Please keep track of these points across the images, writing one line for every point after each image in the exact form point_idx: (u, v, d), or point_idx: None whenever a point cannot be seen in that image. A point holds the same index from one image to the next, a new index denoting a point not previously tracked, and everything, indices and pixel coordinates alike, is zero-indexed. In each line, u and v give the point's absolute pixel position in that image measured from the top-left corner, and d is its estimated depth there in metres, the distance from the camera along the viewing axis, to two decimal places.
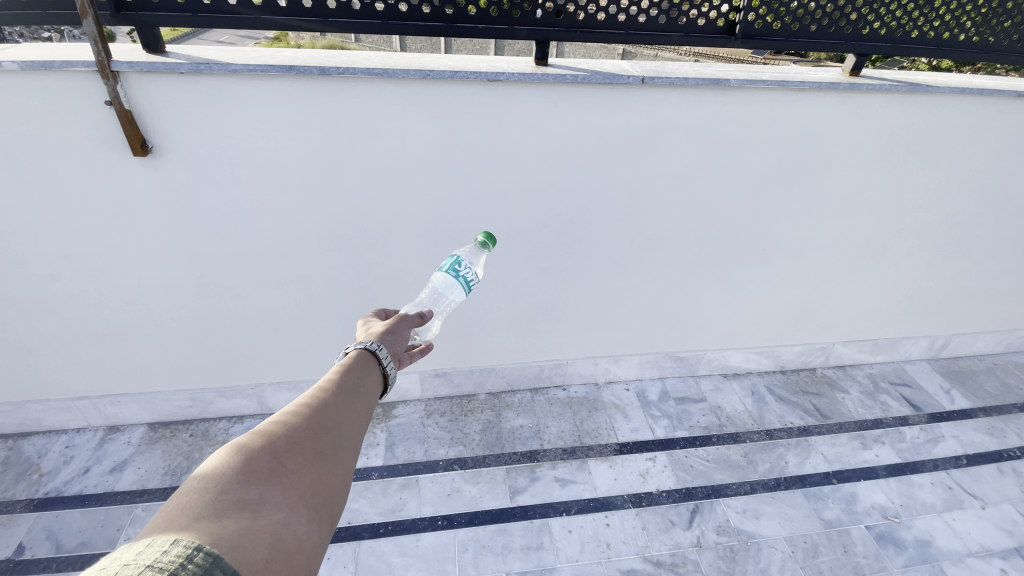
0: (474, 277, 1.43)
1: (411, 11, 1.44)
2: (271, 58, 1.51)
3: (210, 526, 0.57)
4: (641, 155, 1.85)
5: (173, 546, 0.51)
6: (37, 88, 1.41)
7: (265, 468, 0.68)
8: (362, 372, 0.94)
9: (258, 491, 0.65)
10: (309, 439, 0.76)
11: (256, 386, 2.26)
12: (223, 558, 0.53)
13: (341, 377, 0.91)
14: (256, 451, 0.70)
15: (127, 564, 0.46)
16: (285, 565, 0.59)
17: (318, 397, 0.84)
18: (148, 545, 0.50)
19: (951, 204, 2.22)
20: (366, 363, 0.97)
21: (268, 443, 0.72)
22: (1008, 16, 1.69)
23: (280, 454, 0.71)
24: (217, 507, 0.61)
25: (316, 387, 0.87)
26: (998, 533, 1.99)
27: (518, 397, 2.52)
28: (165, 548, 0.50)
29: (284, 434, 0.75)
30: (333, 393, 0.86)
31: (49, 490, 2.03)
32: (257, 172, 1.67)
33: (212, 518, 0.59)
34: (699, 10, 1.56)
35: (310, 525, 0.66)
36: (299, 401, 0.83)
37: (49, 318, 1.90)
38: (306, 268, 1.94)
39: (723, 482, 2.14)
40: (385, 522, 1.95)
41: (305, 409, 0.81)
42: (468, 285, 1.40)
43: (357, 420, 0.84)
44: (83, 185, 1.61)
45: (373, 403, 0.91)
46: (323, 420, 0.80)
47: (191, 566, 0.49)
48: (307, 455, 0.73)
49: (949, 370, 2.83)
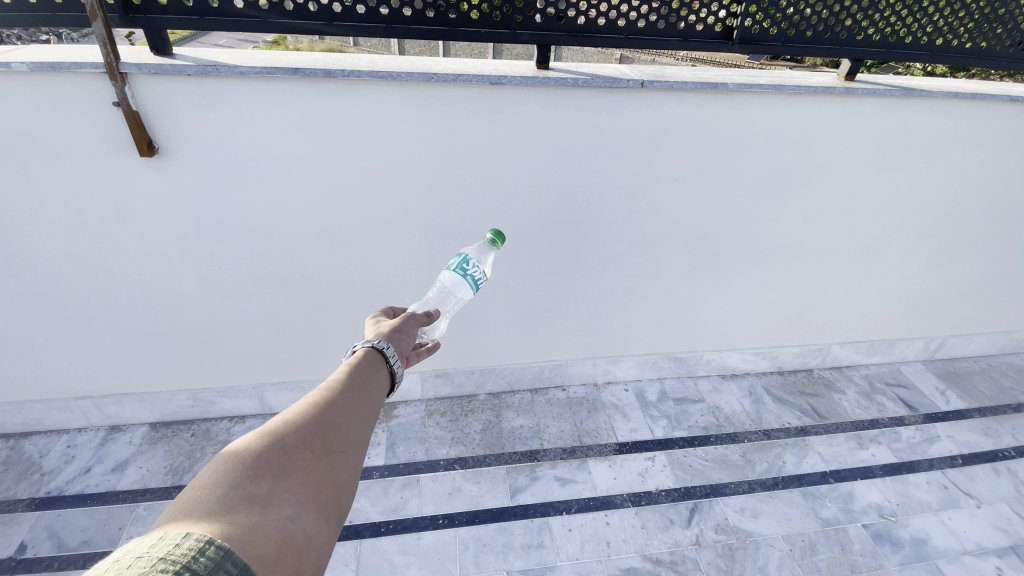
0: (481, 276, 1.46)
1: (415, 15, 1.46)
2: (277, 60, 1.53)
3: (220, 520, 0.59)
4: (641, 157, 1.88)
5: (186, 539, 0.52)
6: (45, 89, 1.43)
7: (275, 463, 0.69)
8: (369, 370, 0.95)
9: (267, 486, 0.66)
10: (317, 436, 0.77)
11: (257, 386, 2.27)
12: (233, 552, 0.54)
13: (348, 375, 0.92)
14: (265, 447, 0.71)
15: (140, 556, 0.48)
16: (294, 560, 0.60)
17: (326, 395, 0.86)
18: (161, 538, 0.52)
19: (945, 207, 2.26)
20: (373, 362, 0.98)
21: (277, 439, 0.73)
22: (999, 23, 1.72)
23: (289, 451, 0.72)
24: (227, 502, 0.62)
25: (324, 384, 0.89)
26: (993, 532, 2.01)
27: (518, 397, 2.53)
28: (177, 541, 0.52)
29: (292, 430, 0.76)
30: (340, 391, 0.88)
31: (50, 489, 2.03)
32: (261, 172, 1.69)
33: (222, 513, 0.60)
34: (697, 15, 1.59)
35: (319, 521, 0.67)
36: (308, 398, 0.85)
37: (53, 318, 1.91)
38: (309, 268, 1.96)
39: (722, 482, 2.16)
40: (386, 521, 1.96)
41: (313, 407, 0.82)
42: (475, 284, 1.42)
43: (364, 417, 0.85)
44: (89, 185, 1.62)
45: (380, 401, 0.92)
46: (331, 417, 0.81)
47: (202, 560, 0.50)
48: (315, 451, 0.75)
49: (944, 371, 2.86)
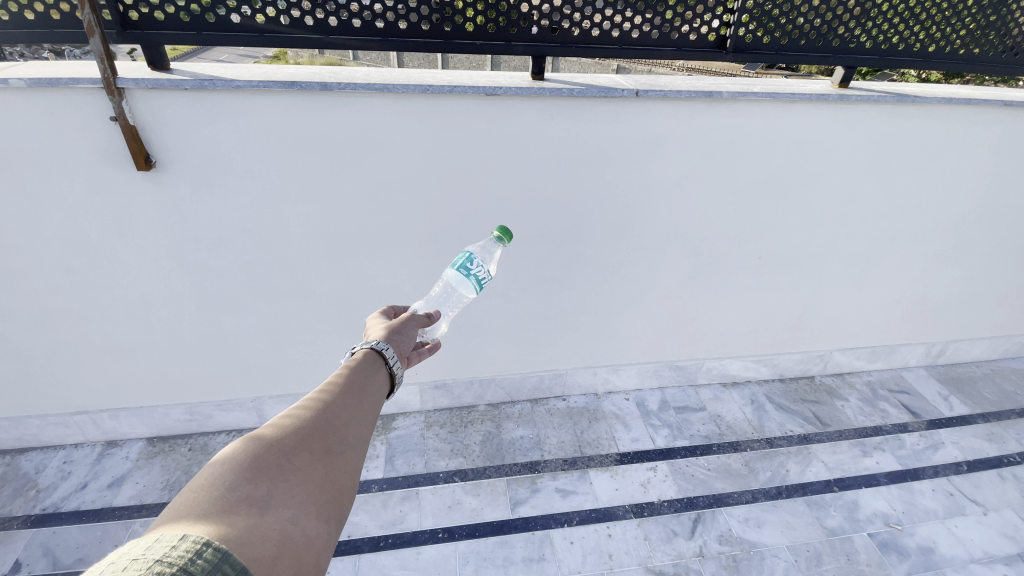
0: (485, 276, 1.44)
1: (411, 28, 1.47)
2: (273, 74, 1.54)
3: (218, 522, 0.57)
4: (637, 166, 1.88)
5: (182, 541, 0.50)
6: (43, 104, 1.44)
7: (273, 465, 0.68)
8: (369, 370, 0.95)
9: (266, 488, 0.65)
10: (317, 437, 0.76)
11: (255, 399, 2.25)
12: (232, 554, 0.53)
13: (347, 375, 0.91)
14: (263, 448, 0.70)
15: (136, 559, 0.46)
16: (294, 562, 0.59)
17: (326, 396, 0.85)
18: (157, 540, 0.49)
19: (943, 212, 2.26)
20: (372, 362, 0.97)
21: (275, 440, 0.72)
22: (992, 29, 1.74)
23: (288, 452, 0.71)
24: (225, 503, 0.61)
25: (322, 386, 0.88)
26: (1001, 539, 1.98)
27: (518, 407, 2.51)
28: (174, 543, 0.50)
29: (291, 432, 0.75)
30: (340, 392, 0.87)
31: (46, 506, 2.01)
32: (256, 184, 1.69)
33: (220, 513, 0.59)
34: (690, 26, 1.60)
35: (318, 523, 0.65)
36: (307, 399, 0.84)
37: (50, 333, 1.90)
38: (306, 280, 1.95)
39: (725, 492, 2.13)
40: (386, 535, 1.93)
41: (312, 408, 0.81)
42: (479, 284, 1.41)
43: (364, 419, 0.84)
44: (85, 198, 1.62)
45: (380, 402, 0.91)
46: (331, 420, 0.80)
47: (199, 562, 0.48)
48: (314, 453, 0.73)
49: (947, 377, 2.84)
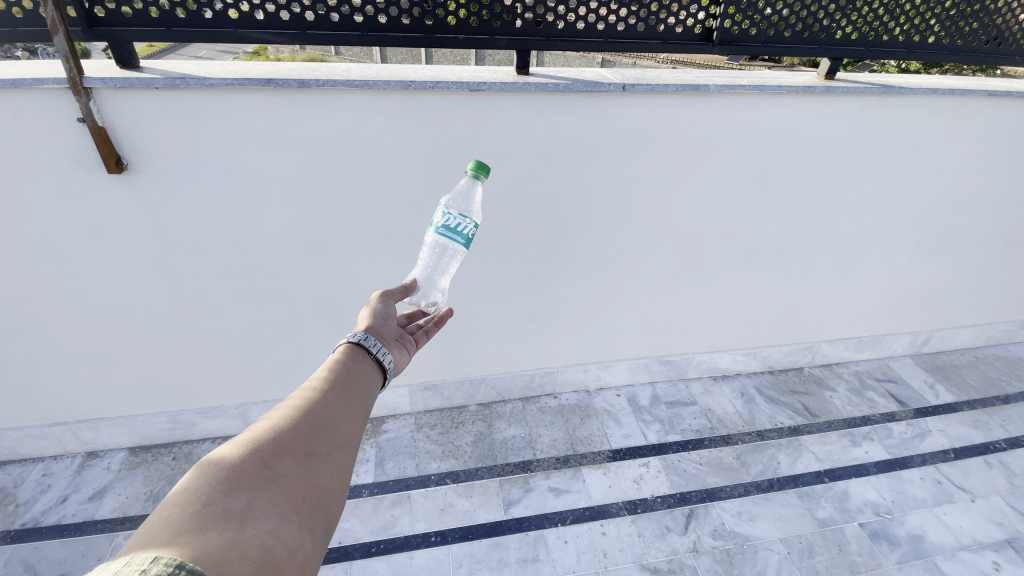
0: (465, 225, 1.39)
1: (391, 22, 1.43)
2: (249, 71, 1.49)
3: (193, 541, 0.54)
4: (625, 161, 1.86)
5: (153, 564, 0.48)
6: (6, 106, 1.37)
7: (253, 474, 0.65)
8: (353, 366, 0.91)
9: (245, 499, 0.61)
10: (300, 440, 0.73)
11: (240, 405, 2.21)
12: None
13: (331, 373, 0.87)
14: (241, 457, 0.66)
15: None
16: None
17: (309, 396, 0.81)
18: (126, 564, 0.47)
19: (928, 203, 2.27)
20: (356, 357, 0.93)
21: (254, 448, 0.69)
22: (975, 19, 1.74)
23: (268, 459, 0.68)
24: (201, 520, 0.57)
25: (304, 386, 0.84)
26: (988, 526, 2.01)
27: (509, 406, 2.49)
28: (144, 567, 0.47)
29: (271, 437, 0.71)
30: (323, 391, 0.83)
31: (25, 521, 1.95)
32: (235, 185, 1.64)
33: (196, 531, 0.56)
34: (676, 18, 1.57)
35: (302, 534, 0.63)
36: (288, 401, 0.80)
37: (23, 342, 1.84)
38: (291, 283, 1.91)
39: (717, 486, 2.14)
40: (378, 540, 1.90)
41: (294, 411, 0.77)
42: (463, 239, 1.38)
43: (350, 417, 0.81)
44: (55, 203, 1.56)
45: (367, 397, 0.88)
46: (315, 421, 0.77)
47: None
48: (297, 457, 0.70)
49: (932, 365, 2.88)
